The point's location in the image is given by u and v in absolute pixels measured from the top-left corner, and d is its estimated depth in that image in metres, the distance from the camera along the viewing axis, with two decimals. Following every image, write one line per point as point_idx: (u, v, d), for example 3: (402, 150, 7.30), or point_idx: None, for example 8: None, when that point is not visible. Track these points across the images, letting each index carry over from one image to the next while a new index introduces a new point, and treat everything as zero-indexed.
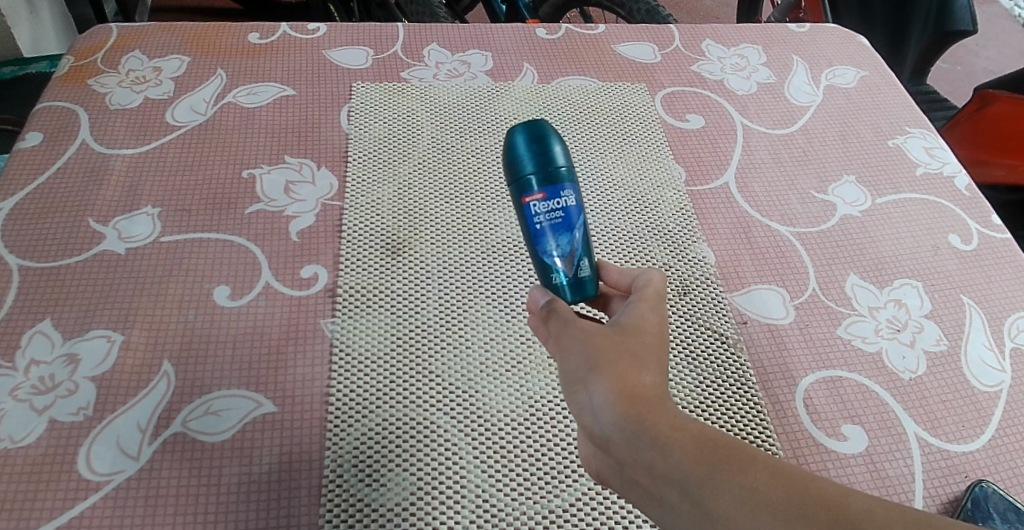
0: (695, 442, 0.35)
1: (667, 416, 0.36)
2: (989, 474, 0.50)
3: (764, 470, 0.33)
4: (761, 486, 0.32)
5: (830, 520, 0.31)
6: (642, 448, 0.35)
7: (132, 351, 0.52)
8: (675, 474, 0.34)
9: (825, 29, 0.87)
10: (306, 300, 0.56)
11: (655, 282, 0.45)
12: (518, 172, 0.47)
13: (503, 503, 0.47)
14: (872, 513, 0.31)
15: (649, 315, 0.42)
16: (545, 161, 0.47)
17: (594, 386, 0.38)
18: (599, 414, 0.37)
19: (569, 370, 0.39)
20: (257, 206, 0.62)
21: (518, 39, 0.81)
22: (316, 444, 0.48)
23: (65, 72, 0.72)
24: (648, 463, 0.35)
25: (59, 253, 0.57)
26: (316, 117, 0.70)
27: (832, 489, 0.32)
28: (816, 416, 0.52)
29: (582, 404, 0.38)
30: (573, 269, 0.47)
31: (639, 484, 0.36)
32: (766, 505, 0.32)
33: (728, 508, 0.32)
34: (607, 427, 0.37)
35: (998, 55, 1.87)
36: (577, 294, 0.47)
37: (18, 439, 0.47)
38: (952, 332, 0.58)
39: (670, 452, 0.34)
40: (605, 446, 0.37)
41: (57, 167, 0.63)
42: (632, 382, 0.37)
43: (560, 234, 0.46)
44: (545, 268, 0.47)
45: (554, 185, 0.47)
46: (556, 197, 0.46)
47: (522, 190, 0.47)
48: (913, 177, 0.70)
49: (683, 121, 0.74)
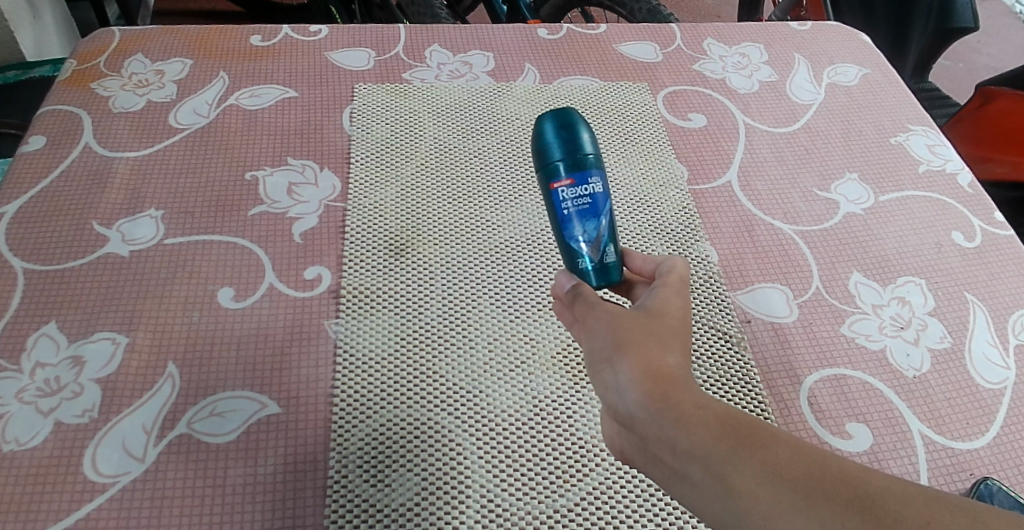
0: (718, 419, 0.35)
1: (691, 395, 0.36)
2: (994, 471, 0.50)
3: (786, 448, 0.33)
4: (782, 463, 0.32)
5: (850, 495, 0.31)
6: (666, 425, 0.35)
7: (137, 354, 0.52)
8: (698, 451, 0.34)
9: (827, 28, 0.87)
10: (310, 301, 0.56)
11: (679, 269, 0.45)
12: (546, 159, 0.48)
13: (508, 503, 0.47)
14: (893, 490, 0.31)
15: (674, 298, 0.42)
16: (573, 149, 0.47)
17: (619, 365, 0.38)
18: (624, 392, 0.37)
19: (594, 350, 0.40)
20: (259, 208, 0.62)
21: (520, 40, 0.82)
22: (320, 447, 0.48)
23: (68, 76, 0.72)
24: (672, 439, 0.35)
25: (63, 256, 0.57)
26: (318, 119, 0.70)
27: (852, 466, 0.32)
28: (820, 414, 0.52)
29: (606, 383, 0.39)
30: (599, 255, 0.47)
31: (662, 461, 0.36)
32: (786, 481, 0.32)
33: (749, 484, 0.32)
34: (632, 405, 0.37)
35: (999, 51, 1.86)
36: (602, 280, 0.47)
37: (23, 441, 0.47)
38: (956, 330, 0.58)
39: (694, 428, 0.34)
40: (629, 424, 0.37)
41: (61, 171, 0.63)
42: (656, 361, 0.38)
43: (586, 219, 0.47)
44: (571, 253, 0.48)
45: (582, 170, 0.47)
46: (584, 184, 0.47)
47: (550, 176, 0.47)
48: (916, 175, 0.70)
49: (685, 119, 0.74)
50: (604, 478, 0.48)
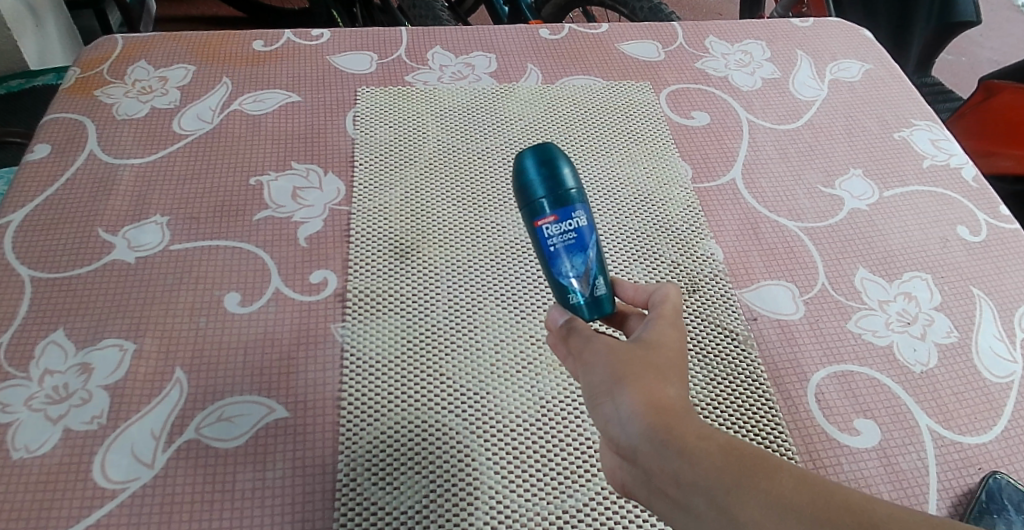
0: (722, 450, 0.35)
1: (694, 426, 0.36)
2: (1002, 466, 0.50)
3: (790, 477, 0.33)
4: (787, 493, 0.32)
5: (854, 523, 0.31)
6: (670, 457, 0.35)
7: (144, 360, 0.52)
8: (702, 483, 0.34)
9: (829, 23, 0.87)
10: (316, 305, 0.56)
11: (672, 298, 0.44)
12: (529, 196, 0.47)
13: (517, 504, 0.47)
14: (896, 518, 0.31)
15: (670, 330, 0.42)
16: (555, 185, 0.46)
17: (620, 397, 0.38)
18: (626, 424, 0.37)
19: (593, 383, 0.40)
20: (265, 212, 0.62)
21: (522, 41, 0.82)
22: (330, 449, 0.49)
23: (72, 84, 0.73)
24: (676, 472, 0.35)
25: (70, 263, 0.57)
26: (321, 123, 0.70)
27: (857, 496, 0.32)
28: (827, 411, 0.52)
29: (607, 416, 0.38)
30: (590, 288, 0.46)
31: (666, 493, 0.36)
32: (791, 511, 0.32)
33: (754, 515, 0.32)
34: (635, 437, 0.37)
35: (1001, 44, 1.86)
36: (595, 312, 0.47)
37: (33, 449, 0.47)
38: (963, 324, 0.58)
39: (697, 460, 0.35)
40: (632, 456, 0.37)
41: (65, 179, 0.63)
42: (658, 393, 0.38)
43: (574, 254, 0.46)
44: (561, 289, 0.47)
45: (565, 206, 0.46)
46: (568, 219, 0.46)
47: (534, 214, 0.46)
48: (920, 170, 0.70)
49: (689, 118, 0.74)
50: None
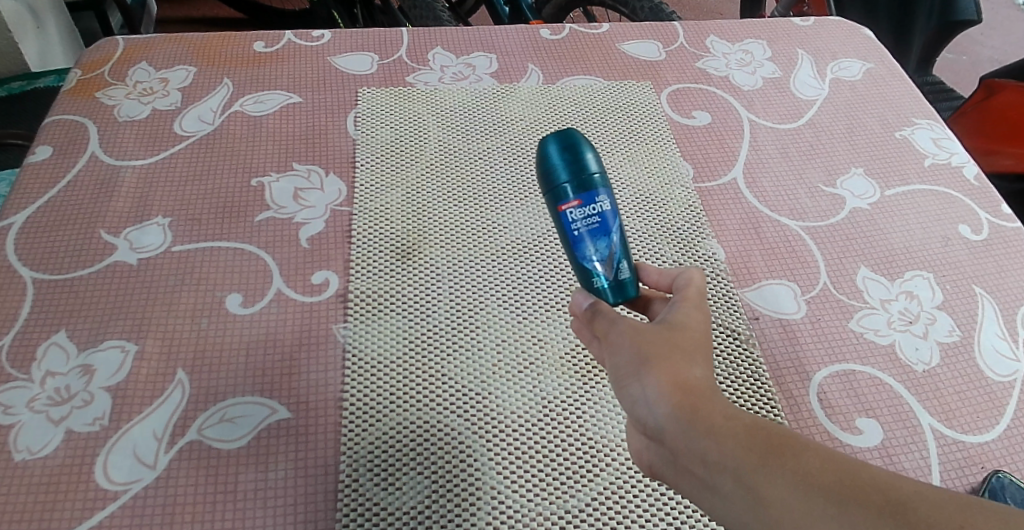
0: (748, 430, 0.35)
1: (719, 407, 0.36)
2: (1005, 464, 0.50)
3: (815, 457, 0.33)
4: (813, 472, 0.33)
5: (882, 500, 0.31)
6: (696, 437, 0.35)
7: (146, 361, 0.52)
8: (728, 462, 0.34)
9: (830, 23, 0.87)
10: (318, 306, 0.56)
11: (696, 281, 0.44)
12: (553, 181, 0.47)
13: (519, 504, 0.47)
14: (924, 495, 0.31)
15: (695, 313, 0.42)
16: (579, 169, 0.46)
17: (646, 378, 0.38)
18: (653, 406, 0.37)
19: (618, 365, 0.40)
20: (266, 213, 0.62)
21: (523, 41, 0.82)
22: (331, 451, 0.49)
23: (73, 86, 0.73)
24: (701, 451, 0.35)
25: (72, 265, 0.57)
26: (322, 124, 0.70)
27: (883, 475, 0.32)
28: (830, 409, 0.52)
29: (634, 396, 0.39)
30: (613, 272, 0.46)
31: (692, 473, 0.36)
32: (817, 488, 0.32)
33: (781, 493, 0.33)
34: (661, 418, 0.37)
35: (1003, 43, 1.86)
36: (619, 296, 0.47)
37: (36, 450, 0.47)
38: (965, 323, 0.58)
39: (724, 440, 0.35)
40: (659, 437, 0.37)
41: (67, 180, 0.63)
42: (683, 374, 0.38)
43: (597, 238, 0.46)
44: (585, 273, 0.47)
45: (589, 191, 0.46)
46: (592, 203, 0.46)
47: (558, 198, 0.47)
48: (922, 169, 0.70)
49: (690, 117, 0.74)
50: (614, 478, 0.48)
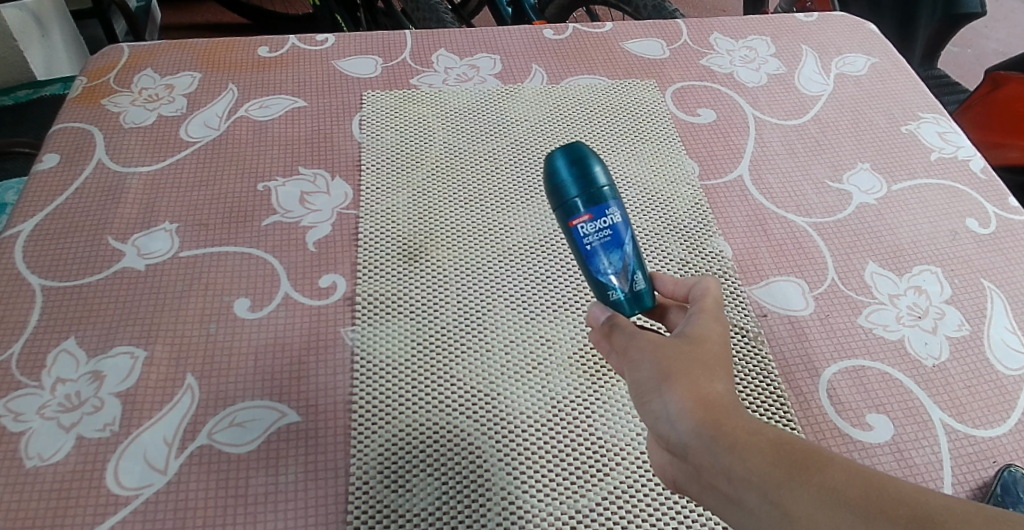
0: (772, 445, 0.35)
1: (742, 421, 0.36)
2: (1018, 458, 0.50)
3: (841, 471, 0.33)
4: (840, 487, 0.32)
5: (909, 515, 0.31)
6: (720, 453, 0.35)
7: (155, 367, 0.52)
8: (753, 478, 0.34)
9: (833, 18, 0.87)
10: (326, 309, 0.56)
11: (713, 291, 0.44)
12: (562, 196, 0.47)
13: (529, 504, 0.47)
14: (950, 507, 0.31)
15: (713, 325, 0.42)
16: (587, 183, 0.46)
17: (668, 394, 0.38)
18: (675, 422, 0.37)
19: (639, 381, 0.40)
20: (273, 217, 0.62)
21: (528, 41, 0.82)
22: (342, 453, 0.49)
23: (78, 93, 0.73)
24: (726, 468, 0.35)
25: (80, 272, 0.57)
26: (328, 128, 0.71)
27: (910, 488, 0.32)
28: (840, 406, 0.52)
29: (656, 413, 0.38)
30: (629, 284, 0.47)
31: (718, 489, 0.36)
32: (843, 504, 0.32)
33: (807, 508, 0.32)
34: (685, 434, 0.37)
35: (1008, 36, 1.85)
36: (635, 307, 0.47)
37: (47, 457, 0.48)
38: (974, 317, 0.58)
39: (748, 455, 0.35)
40: (683, 453, 0.37)
41: (74, 189, 0.64)
42: (704, 389, 0.38)
43: (611, 251, 0.46)
44: (600, 286, 0.47)
45: (598, 204, 0.46)
46: (602, 216, 0.46)
47: (568, 213, 0.46)
48: (928, 163, 0.70)
49: (694, 115, 0.74)
50: (624, 478, 0.48)
